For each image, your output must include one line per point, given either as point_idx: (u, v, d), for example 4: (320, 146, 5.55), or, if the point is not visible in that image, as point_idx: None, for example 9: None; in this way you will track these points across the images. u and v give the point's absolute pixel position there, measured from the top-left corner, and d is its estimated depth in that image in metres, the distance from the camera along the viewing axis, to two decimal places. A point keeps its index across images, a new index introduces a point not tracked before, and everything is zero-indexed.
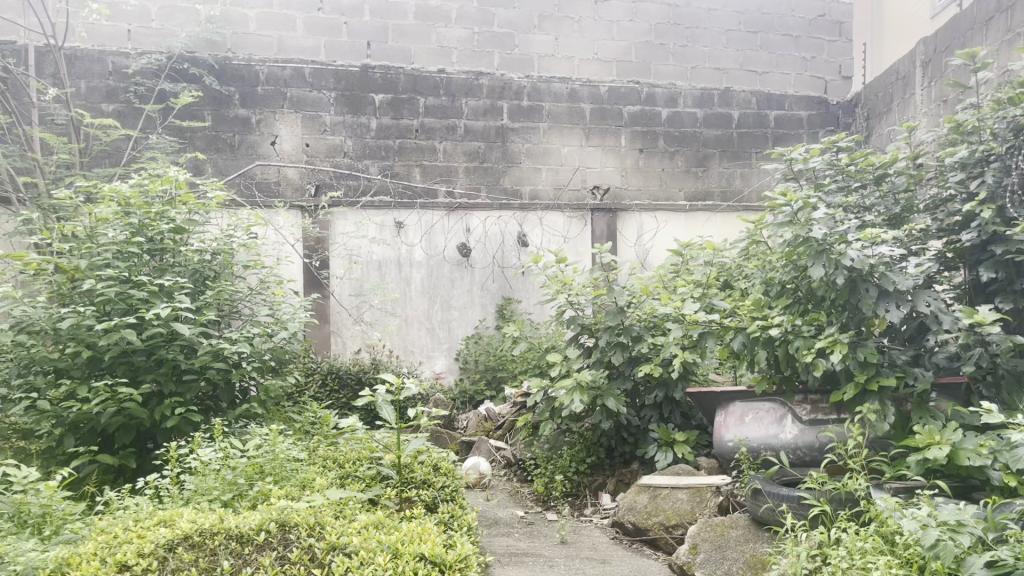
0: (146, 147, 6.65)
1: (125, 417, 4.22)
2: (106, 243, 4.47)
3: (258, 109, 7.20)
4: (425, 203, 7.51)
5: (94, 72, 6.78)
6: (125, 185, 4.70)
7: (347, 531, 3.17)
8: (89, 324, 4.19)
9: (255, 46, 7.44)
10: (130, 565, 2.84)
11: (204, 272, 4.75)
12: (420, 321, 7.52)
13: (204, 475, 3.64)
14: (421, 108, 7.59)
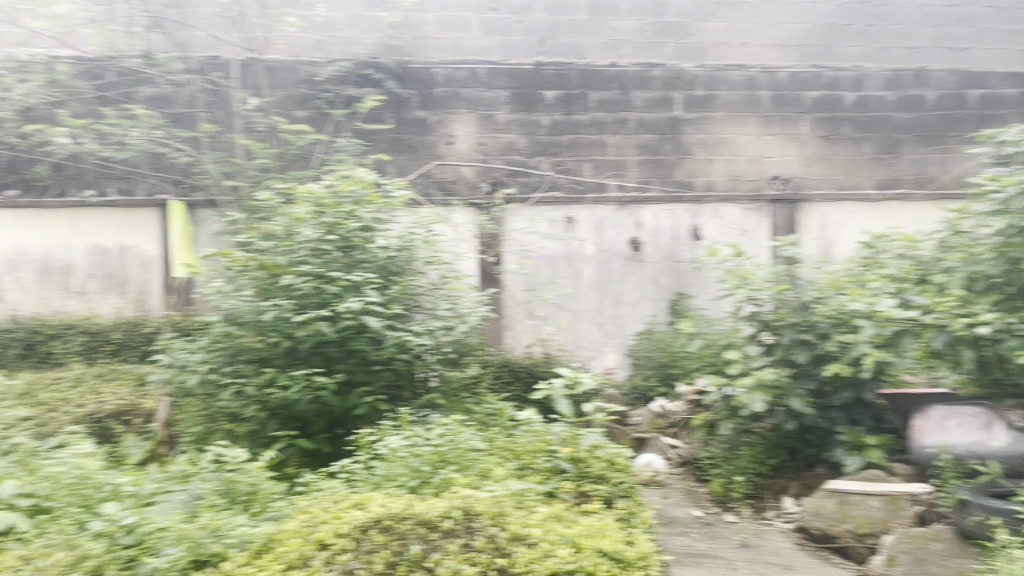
0: (335, 151, 6.94)
1: (319, 403, 4.54)
2: (303, 241, 4.76)
3: (436, 110, 7.47)
4: (596, 198, 7.42)
5: (288, 81, 7.22)
6: (318, 186, 4.97)
7: (528, 522, 3.22)
8: (287, 316, 4.51)
9: (433, 49, 7.68)
10: (329, 544, 3.05)
11: (390, 268, 4.95)
12: (591, 315, 7.48)
13: (392, 462, 3.84)
14: (592, 103, 7.63)
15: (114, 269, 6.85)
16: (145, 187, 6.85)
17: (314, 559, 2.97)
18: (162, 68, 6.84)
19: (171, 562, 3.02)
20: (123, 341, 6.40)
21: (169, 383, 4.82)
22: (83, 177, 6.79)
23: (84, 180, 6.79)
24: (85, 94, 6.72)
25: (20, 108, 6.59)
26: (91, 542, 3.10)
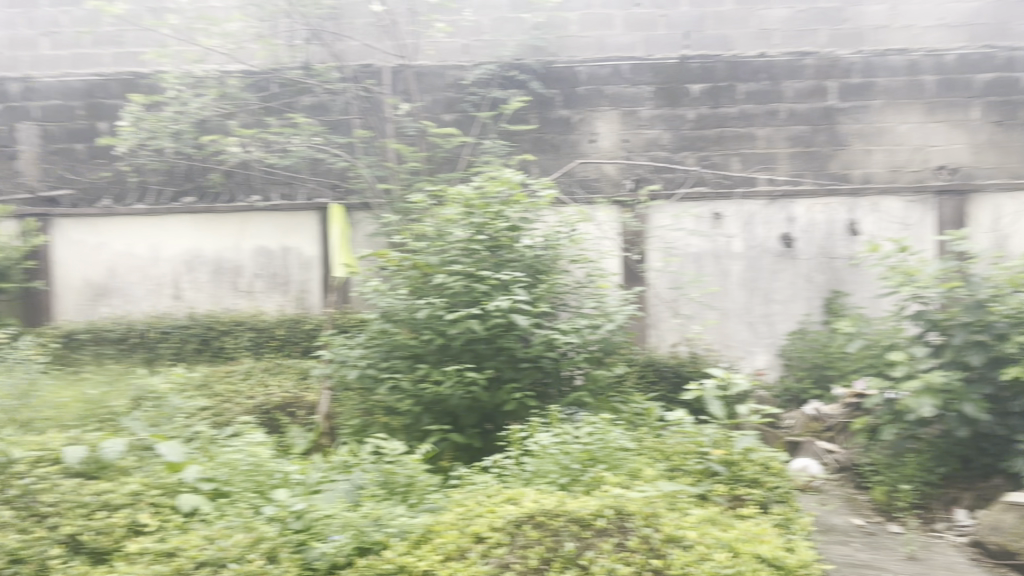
0: (482, 152, 7.10)
1: (470, 398, 4.66)
2: (453, 241, 4.89)
3: (580, 108, 7.48)
4: (746, 192, 7.21)
5: (436, 86, 7.46)
6: (467, 187, 5.08)
7: (683, 524, 3.18)
8: (439, 314, 4.65)
9: (576, 48, 7.76)
10: (484, 537, 3.12)
11: (538, 267, 4.99)
12: (739, 314, 7.29)
13: (542, 458, 3.88)
14: (740, 95, 7.42)
15: (278, 269, 7.31)
16: (306, 192, 7.23)
17: (471, 551, 3.05)
18: (321, 78, 7.20)
19: (338, 548, 3.18)
20: (286, 337, 6.80)
21: (331, 377, 5.12)
22: (250, 182, 7.24)
23: (251, 185, 7.24)
24: (251, 105, 7.13)
25: (196, 121, 7.02)
26: (266, 526, 3.32)
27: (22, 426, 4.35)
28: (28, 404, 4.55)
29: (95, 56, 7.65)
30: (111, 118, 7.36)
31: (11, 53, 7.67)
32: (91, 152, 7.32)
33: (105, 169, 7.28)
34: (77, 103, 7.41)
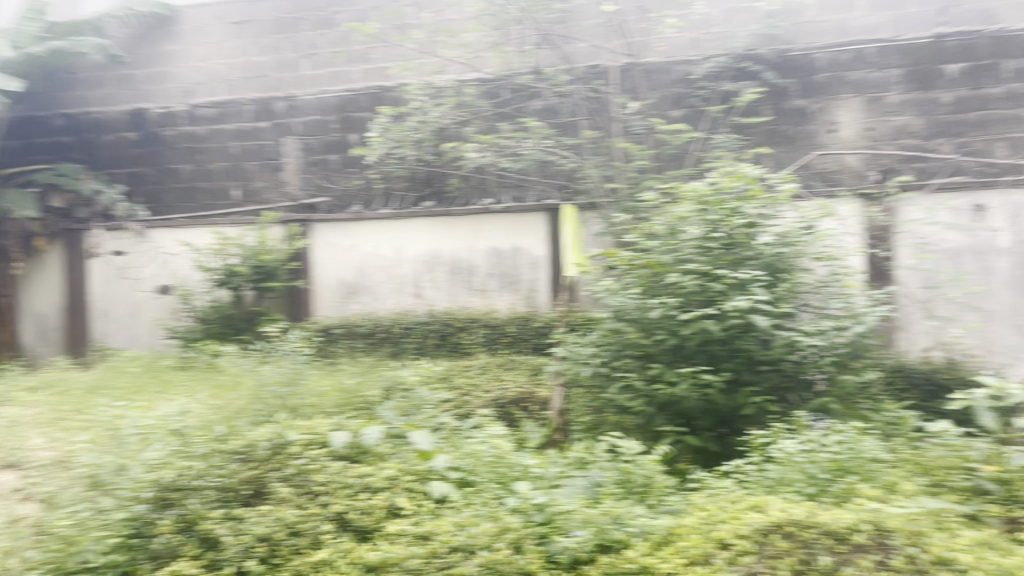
0: (712, 147, 6.95)
1: (705, 401, 4.55)
2: (687, 239, 4.81)
3: (819, 97, 7.10)
4: (1015, 181, 6.51)
5: (664, 82, 7.35)
6: (702, 184, 4.97)
7: (954, 546, 2.91)
8: (672, 314, 4.60)
9: (815, 33, 7.40)
10: (730, 544, 3.03)
11: (778, 266, 4.77)
12: (1006, 317, 6.55)
13: (787, 466, 3.71)
14: (1008, 73, 6.69)
15: (509, 268, 7.57)
16: (535, 193, 7.42)
17: (716, 557, 2.97)
18: (551, 82, 7.35)
19: (579, 543, 3.23)
20: (518, 334, 7.02)
21: (564, 374, 5.21)
22: (485, 185, 7.54)
23: (486, 188, 7.54)
24: (486, 112, 7.40)
25: (435, 129, 7.41)
26: (510, 517, 3.43)
27: (291, 412, 4.83)
28: (296, 392, 5.04)
29: (347, 73, 8.32)
30: (360, 129, 8.01)
31: (278, 74, 8.50)
32: (344, 162, 7.99)
33: (356, 177, 7.90)
34: (332, 117, 8.09)
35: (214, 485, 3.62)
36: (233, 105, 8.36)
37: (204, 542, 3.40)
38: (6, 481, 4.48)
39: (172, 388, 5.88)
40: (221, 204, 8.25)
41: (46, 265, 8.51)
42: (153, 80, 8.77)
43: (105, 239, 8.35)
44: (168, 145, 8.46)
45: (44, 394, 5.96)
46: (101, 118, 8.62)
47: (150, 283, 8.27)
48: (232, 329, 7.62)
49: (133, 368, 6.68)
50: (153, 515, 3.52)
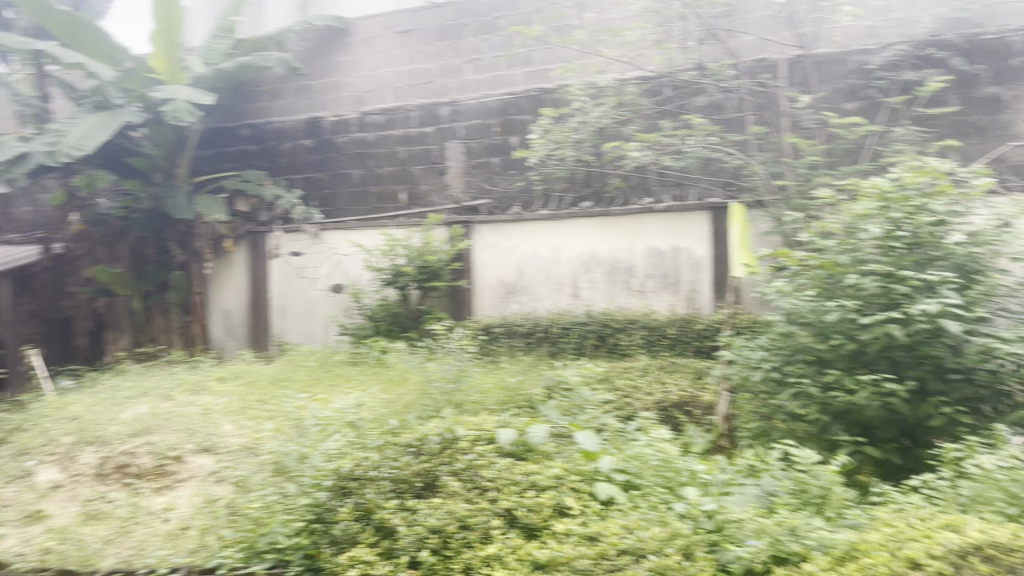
0: (891, 140, 6.57)
1: (887, 411, 4.27)
2: (866, 238, 4.54)
3: (1014, 84, 6.51)
4: None
5: (838, 74, 6.97)
6: (884, 179, 4.68)
7: None
8: (852, 317, 4.34)
9: (1011, 15, 6.84)
10: (923, 564, 2.82)
11: (972, 267, 4.42)
12: None
13: (984, 483, 3.43)
14: None
15: (669, 269, 7.31)
16: (697, 192, 7.27)
17: None
18: (716, 77, 7.18)
19: (753, 553, 3.12)
20: (679, 336, 6.86)
21: (731, 379, 5.04)
22: (646, 185, 7.45)
23: (647, 187, 7.43)
24: (647, 110, 7.34)
25: (595, 129, 7.43)
26: (679, 522, 3.36)
27: (456, 408, 4.95)
28: (460, 388, 5.18)
29: (508, 76, 8.50)
30: (522, 132, 8.12)
31: (442, 80, 8.83)
32: (504, 164, 8.19)
33: (518, 179, 8.06)
34: (494, 120, 8.26)
35: (388, 476, 3.74)
36: (400, 111, 8.71)
37: (380, 531, 3.55)
38: (202, 464, 4.85)
39: (346, 382, 6.20)
40: (389, 207, 8.67)
41: (233, 265, 9.23)
42: (328, 90, 9.30)
43: (285, 241, 8.91)
44: (341, 151, 8.96)
45: (233, 384, 6.43)
46: (281, 128, 9.23)
47: (325, 282, 8.73)
48: (397, 326, 7.95)
49: (310, 362, 7.09)
50: (333, 503, 3.71)
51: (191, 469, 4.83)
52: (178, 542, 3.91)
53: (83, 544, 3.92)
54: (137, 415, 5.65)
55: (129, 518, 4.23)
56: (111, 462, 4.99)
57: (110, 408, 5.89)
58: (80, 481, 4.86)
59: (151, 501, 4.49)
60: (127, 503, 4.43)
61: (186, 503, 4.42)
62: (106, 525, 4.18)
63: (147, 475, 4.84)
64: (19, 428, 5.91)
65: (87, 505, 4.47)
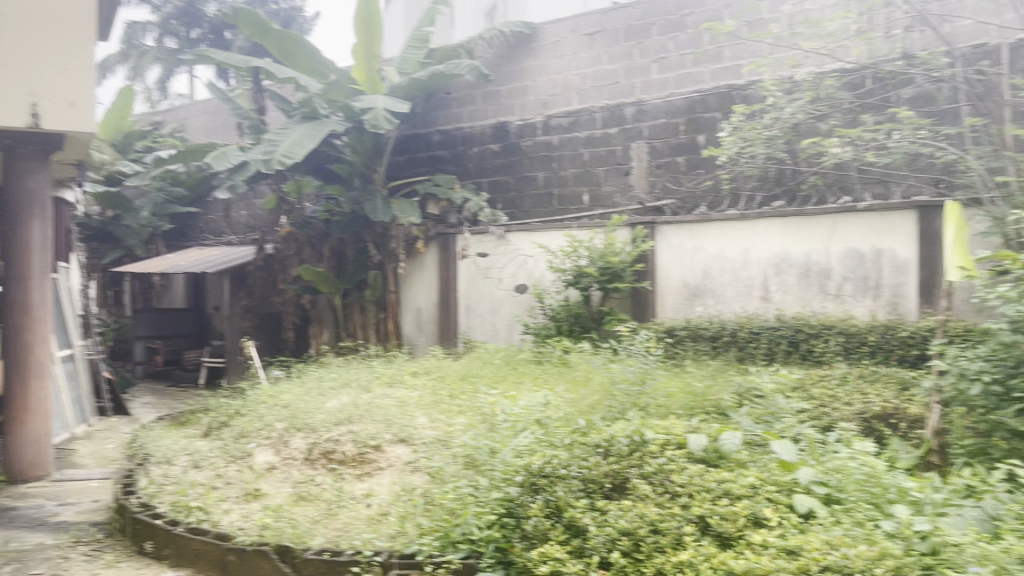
0: None
1: None
2: None
3: None
4: None
5: None
6: None
7: None
8: None
9: None
10: None
11: None
12: None
13: None
14: None
15: (869, 272, 6.78)
16: (902, 190, 6.78)
17: None
18: (926, 65, 6.71)
19: None
20: (879, 343, 6.35)
21: (943, 392, 4.58)
22: (845, 183, 7.06)
23: (846, 185, 7.04)
24: (847, 104, 7.07)
25: (790, 125, 7.24)
26: (888, 542, 3.15)
27: (641, 410, 4.92)
28: (646, 391, 5.13)
29: (696, 74, 8.36)
30: (710, 130, 7.94)
31: (628, 81, 8.79)
32: (690, 164, 8.03)
33: (706, 178, 7.88)
34: (681, 119, 8.12)
35: (578, 475, 3.77)
36: (584, 113, 8.77)
37: (570, 529, 3.57)
38: (399, 454, 5.09)
39: (533, 380, 6.32)
40: (573, 208, 8.80)
41: (424, 265, 9.64)
42: (515, 94, 9.53)
43: (472, 241, 9.17)
44: (527, 154, 9.17)
45: (425, 379, 6.73)
46: (470, 133, 9.60)
47: (510, 282, 8.92)
48: (580, 326, 8.00)
49: (496, 359, 7.27)
50: (524, 499, 3.78)
51: (390, 458, 5.08)
52: (379, 526, 4.13)
53: (295, 520, 4.21)
54: (340, 404, 6.04)
55: (335, 502, 4.52)
56: (318, 448, 5.35)
57: (317, 397, 6.34)
58: (292, 464, 5.26)
59: (354, 487, 4.78)
60: (332, 487, 4.74)
61: (384, 489, 4.67)
62: (314, 506, 4.49)
63: (350, 461, 5.14)
64: (240, 412, 6.49)
65: (298, 487, 4.82)
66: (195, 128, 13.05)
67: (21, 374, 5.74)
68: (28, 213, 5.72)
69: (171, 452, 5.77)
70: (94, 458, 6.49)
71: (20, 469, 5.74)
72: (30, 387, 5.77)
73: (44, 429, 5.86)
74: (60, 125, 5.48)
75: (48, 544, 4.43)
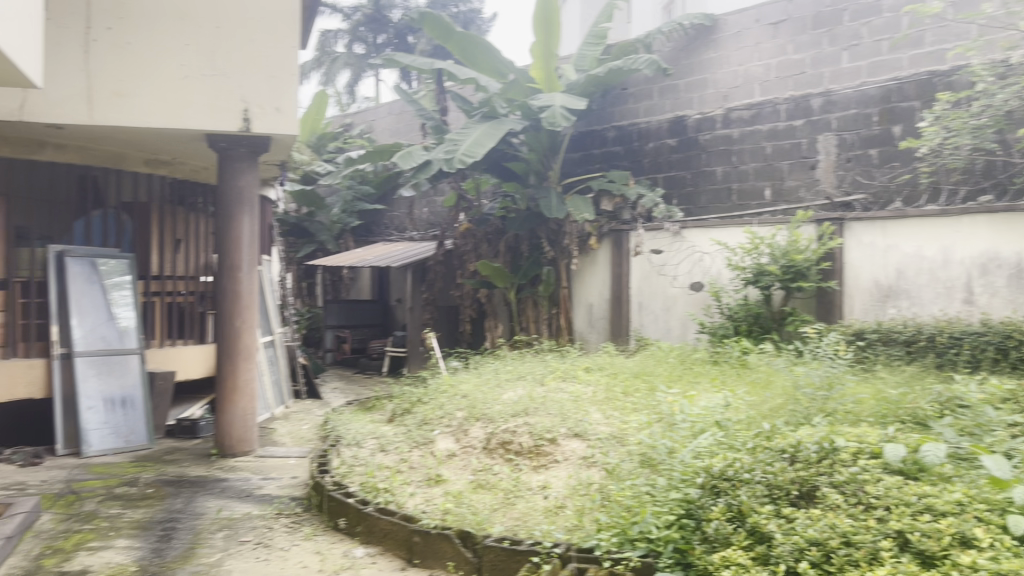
0: None
1: None
2: None
3: None
4: None
5: None
6: None
7: None
8: None
9: None
10: None
11: None
12: None
13: None
14: None
15: None
16: None
17: None
18: None
19: None
20: None
21: None
22: None
23: None
24: None
25: (1002, 112, 6.68)
26: None
27: (828, 416, 4.68)
28: (833, 397, 4.88)
29: (893, 61, 7.87)
30: (908, 120, 7.47)
31: (816, 70, 8.39)
32: (884, 156, 7.58)
33: (902, 171, 7.41)
34: (874, 110, 7.70)
35: (762, 480, 3.65)
36: (767, 105, 8.47)
37: (753, 535, 3.44)
38: (574, 448, 5.12)
39: (711, 380, 6.19)
40: (754, 203, 8.53)
41: (597, 262, 9.63)
42: (693, 88, 9.31)
43: (646, 238, 9.09)
44: (705, 148, 8.97)
45: (600, 375, 6.74)
46: (646, 129, 9.52)
47: (685, 280, 8.75)
48: (759, 326, 7.73)
49: (671, 358, 7.17)
50: (704, 501, 3.69)
51: (565, 452, 5.12)
52: (556, 518, 4.17)
53: (475, 507, 4.33)
54: (517, 397, 6.17)
55: (512, 491, 4.61)
56: (495, 438, 5.48)
57: (494, 389, 6.52)
58: (471, 452, 5.44)
59: (530, 478, 4.86)
60: (509, 477, 4.84)
61: (559, 483, 4.72)
62: (492, 495, 4.60)
63: (526, 453, 5.23)
64: (422, 400, 6.79)
65: (477, 475, 4.96)
66: (381, 129, 13.75)
67: (231, 356, 6.28)
68: (239, 209, 6.24)
69: (360, 436, 6.12)
70: (291, 437, 6.99)
71: (229, 444, 6.28)
72: (239, 368, 6.30)
73: (250, 408, 6.37)
74: (268, 128, 5.93)
75: (254, 514, 4.81)
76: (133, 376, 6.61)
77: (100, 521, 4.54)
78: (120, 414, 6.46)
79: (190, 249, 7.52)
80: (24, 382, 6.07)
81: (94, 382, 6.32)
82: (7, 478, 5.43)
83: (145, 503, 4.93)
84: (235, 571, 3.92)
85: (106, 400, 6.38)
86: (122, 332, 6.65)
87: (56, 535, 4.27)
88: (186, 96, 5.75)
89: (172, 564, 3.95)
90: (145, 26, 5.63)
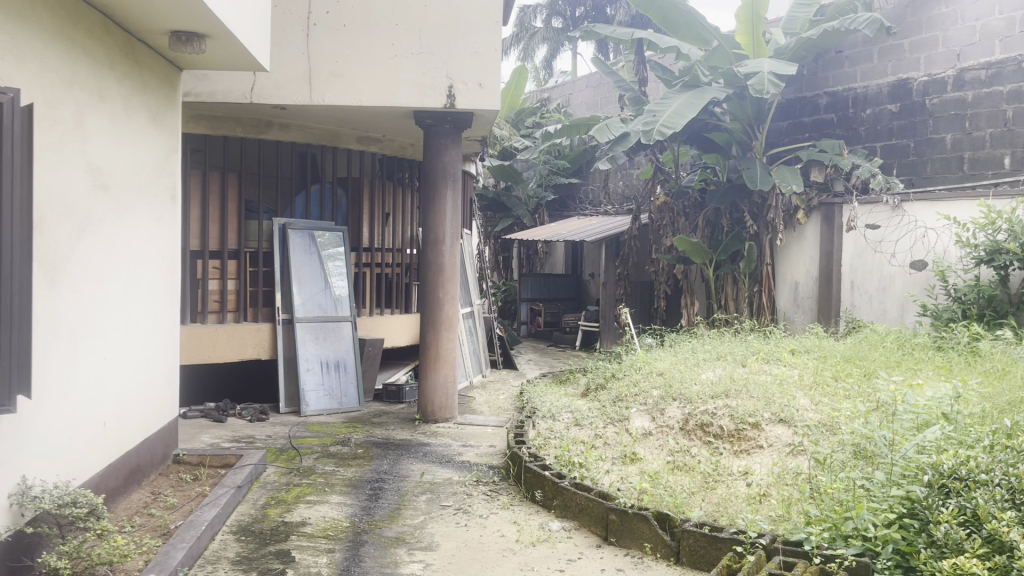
0: None
1: None
2: None
3: None
4: None
5: None
6: None
7: None
8: None
9: None
10: None
11: None
12: None
13: None
14: None
15: None
16: None
17: None
18: None
19: None
20: None
21: None
22: None
23: None
24: None
25: None
26: None
27: None
28: None
29: None
30: None
31: None
32: None
33: None
34: None
35: (1003, 483, 3.29)
36: (1009, 63, 7.61)
37: (992, 542, 3.08)
38: (780, 434, 4.85)
39: (937, 368, 5.67)
40: (990, 172, 7.76)
41: (805, 237, 9.08)
42: (921, 48, 8.47)
43: (861, 213, 8.45)
44: (933, 114, 8.23)
45: (808, 358, 6.34)
46: (864, 94, 8.86)
47: (905, 258, 8.06)
48: (992, 310, 7.08)
49: (887, 341, 6.66)
50: (933, 500, 3.32)
51: (770, 438, 4.87)
52: (759, 507, 3.95)
53: (672, 489, 4.20)
54: (716, 376, 5.95)
55: (711, 474, 4.42)
56: (693, 419, 5.31)
57: (692, 367, 6.33)
58: (668, 432, 5.32)
59: (731, 462, 4.67)
60: (709, 460, 4.65)
61: (763, 470, 4.48)
62: (690, 477, 4.45)
63: (726, 436, 5.03)
64: (616, 376, 6.73)
65: (674, 456, 4.81)
66: (579, 103, 13.70)
67: (433, 326, 6.50)
68: (442, 183, 6.43)
69: (556, 408, 6.17)
70: (490, 407, 7.17)
71: (431, 410, 6.54)
72: (441, 338, 6.52)
73: (451, 377, 6.58)
74: (472, 104, 6.03)
75: (456, 480, 4.97)
76: (347, 342, 7.05)
77: (317, 477, 4.86)
78: (334, 376, 6.92)
79: (399, 223, 7.85)
80: (252, 344, 6.70)
81: (311, 346, 6.84)
82: (238, 431, 5.96)
83: (356, 463, 5.23)
84: (437, 534, 4.05)
85: (322, 363, 6.87)
86: (338, 301, 7.07)
87: (279, 487, 4.62)
88: (394, 74, 5.95)
89: (379, 523, 4.16)
90: (359, 10, 5.90)
